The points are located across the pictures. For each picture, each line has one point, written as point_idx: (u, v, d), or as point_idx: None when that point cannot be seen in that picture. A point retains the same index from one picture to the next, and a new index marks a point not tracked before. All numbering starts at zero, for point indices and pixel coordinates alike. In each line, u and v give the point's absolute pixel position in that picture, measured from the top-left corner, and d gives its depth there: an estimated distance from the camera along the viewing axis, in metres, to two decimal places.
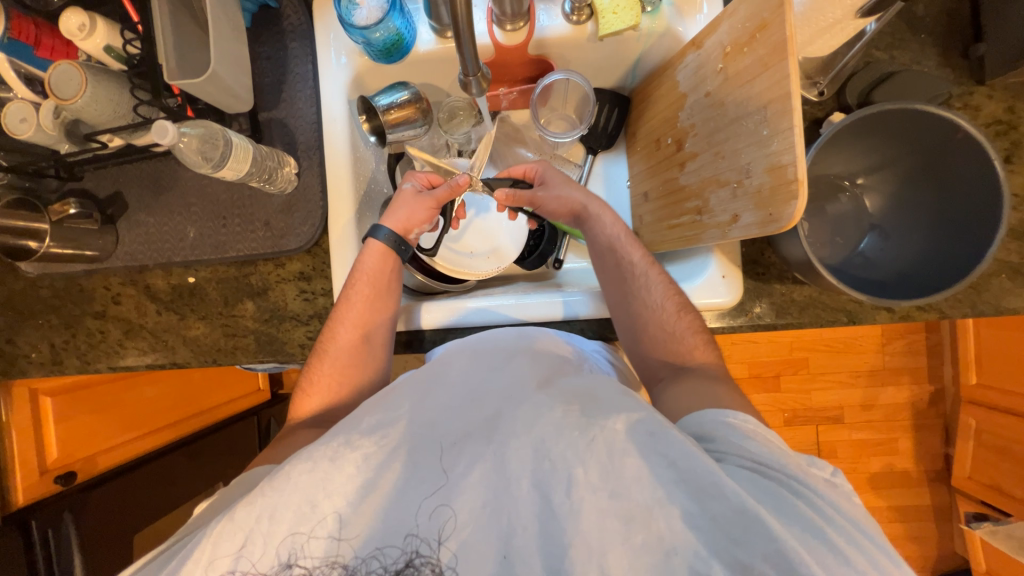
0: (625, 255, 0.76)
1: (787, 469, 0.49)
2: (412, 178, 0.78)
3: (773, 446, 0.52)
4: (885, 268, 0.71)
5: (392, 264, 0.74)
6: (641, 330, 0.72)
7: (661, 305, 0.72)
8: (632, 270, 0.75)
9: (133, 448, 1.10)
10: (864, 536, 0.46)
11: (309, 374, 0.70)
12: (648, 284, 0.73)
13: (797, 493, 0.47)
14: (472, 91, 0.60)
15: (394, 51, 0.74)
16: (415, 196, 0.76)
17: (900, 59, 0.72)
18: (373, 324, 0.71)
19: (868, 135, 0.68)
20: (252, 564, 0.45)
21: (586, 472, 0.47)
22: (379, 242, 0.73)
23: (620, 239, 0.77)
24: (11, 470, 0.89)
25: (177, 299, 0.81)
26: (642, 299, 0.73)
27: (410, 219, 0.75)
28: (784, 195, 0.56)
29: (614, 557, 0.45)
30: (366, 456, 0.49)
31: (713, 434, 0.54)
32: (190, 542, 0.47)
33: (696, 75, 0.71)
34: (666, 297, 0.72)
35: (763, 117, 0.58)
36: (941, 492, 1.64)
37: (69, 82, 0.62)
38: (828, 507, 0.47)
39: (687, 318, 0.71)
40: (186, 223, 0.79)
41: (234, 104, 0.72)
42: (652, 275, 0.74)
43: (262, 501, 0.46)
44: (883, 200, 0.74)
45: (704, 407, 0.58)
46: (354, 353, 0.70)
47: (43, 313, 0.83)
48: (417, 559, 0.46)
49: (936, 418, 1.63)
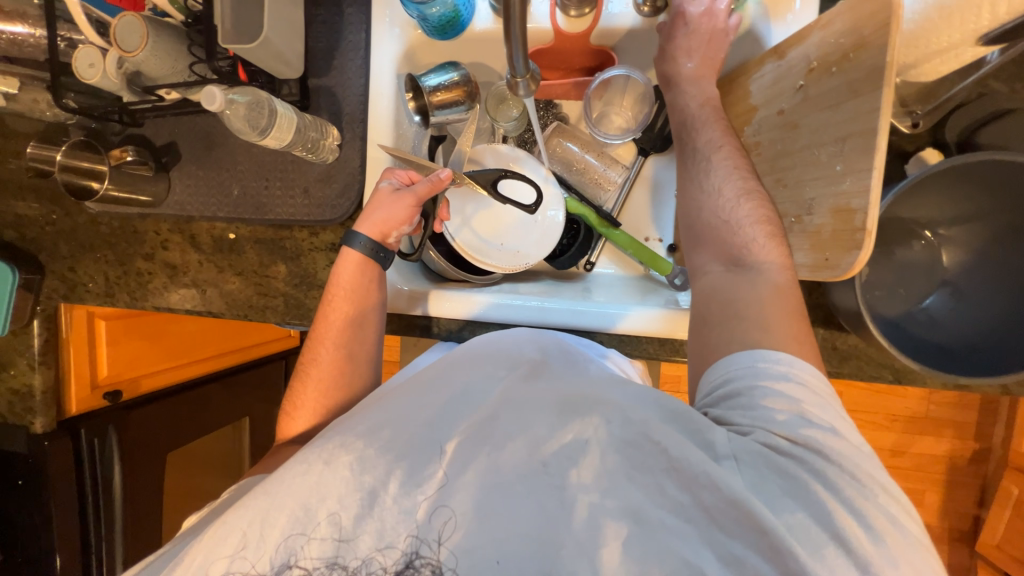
0: (691, 139, 0.65)
1: (806, 443, 0.46)
2: (390, 175, 0.73)
3: (799, 411, 0.48)
4: (950, 331, 0.64)
5: (370, 274, 0.73)
6: (692, 220, 0.63)
7: (721, 190, 0.61)
8: (696, 151, 0.64)
9: (171, 375, 1.19)
10: (880, 513, 0.43)
11: (293, 398, 0.73)
12: (711, 168, 0.62)
13: (811, 472, 0.45)
14: (520, 93, 0.56)
15: (449, 29, 0.72)
16: (392, 196, 0.71)
17: (1021, 93, 0.62)
18: (353, 343, 0.73)
19: (957, 182, 0.60)
20: (249, 564, 0.49)
21: (579, 473, 0.49)
22: (355, 251, 0.72)
23: (698, 117, 0.66)
24: (67, 382, 0.97)
25: (217, 252, 0.85)
26: (699, 183, 0.63)
27: (388, 221, 0.71)
28: (846, 241, 0.51)
29: (608, 552, 0.46)
30: (359, 458, 0.51)
31: (733, 392, 0.51)
32: (189, 545, 0.52)
33: (772, 88, 0.64)
34: (731, 180, 0.61)
35: (839, 150, 0.52)
36: (963, 552, 1.55)
37: (132, 34, 0.62)
38: (841, 483, 0.44)
39: (753, 205, 0.59)
40: (232, 181, 0.81)
41: (284, 69, 0.71)
42: (720, 156, 0.62)
43: (254, 505, 0.50)
44: (963, 254, 0.66)
45: (734, 349, 0.53)
46: (332, 374, 0.71)
47: (101, 248, 0.89)
48: (417, 559, 0.47)
49: (973, 479, 1.51)
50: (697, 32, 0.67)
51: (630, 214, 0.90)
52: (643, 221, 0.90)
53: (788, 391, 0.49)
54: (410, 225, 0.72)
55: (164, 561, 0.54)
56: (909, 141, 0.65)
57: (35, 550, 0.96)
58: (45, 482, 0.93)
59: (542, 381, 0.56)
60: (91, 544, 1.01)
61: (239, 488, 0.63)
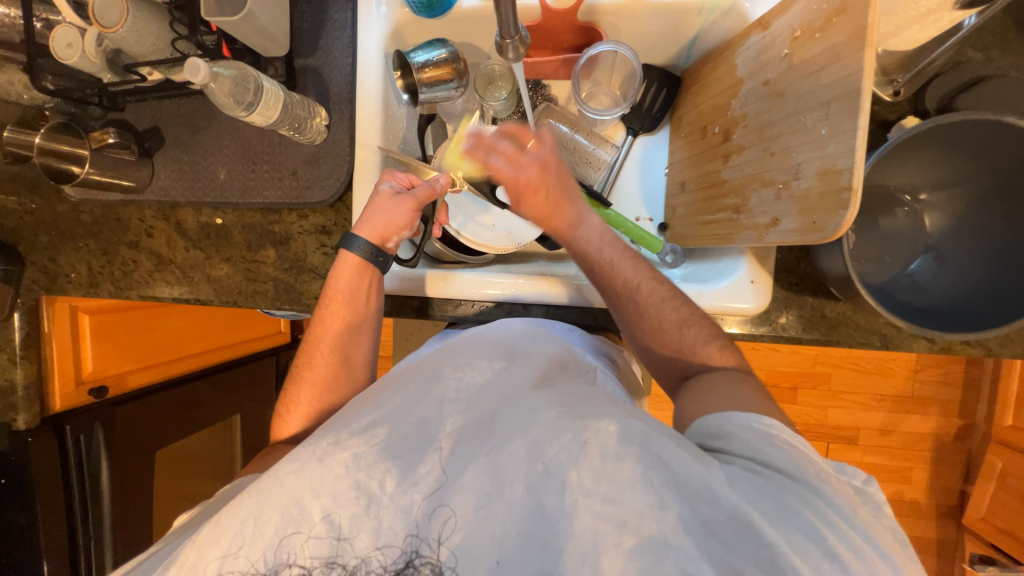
0: (608, 282, 0.69)
1: (794, 475, 0.48)
2: (389, 177, 0.74)
3: (792, 453, 0.50)
4: (934, 294, 0.66)
5: (370, 278, 0.73)
6: (647, 348, 0.69)
7: (660, 325, 0.67)
8: (620, 282, 0.69)
9: (158, 372, 1.16)
10: (861, 535, 0.45)
11: (287, 400, 0.72)
12: (642, 309, 0.67)
13: (798, 495, 0.47)
14: (509, 56, 0.55)
15: (436, 5, 0.71)
16: (393, 198, 0.72)
17: (997, 62, 0.64)
18: (350, 348, 0.73)
19: (934, 150, 0.62)
20: (238, 565, 0.47)
21: (579, 474, 0.48)
22: (354, 255, 0.71)
23: (607, 258, 0.70)
24: (52, 377, 0.94)
25: (205, 238, 0.84)
26: (633, 303, 0.68)
27: (391, 224, 0.71)
28: (832, 203, 0.52)
29: (608, 561, 0.45)
30: (355, 455, 0.50)
31: (720, 432, 0.54)
32: (180, 549, 0.50)
33: (757, 60, 0.65)
34: (667, 304, 0.67)
35: (823, 114, 0.53)
36: (950, 527, 1.59)
37: (110, 8, 0.61)
38: (830, 512, 0.46)
39: (694, 329, 0.66)
40: (217, 164, 0.80)
41: (269, 47, 0.71)
42: (642, 296, 0.67)
43: (247, 503, 0.49)
44: (944, 219, 0.68)
45: (714, 411, 0.56)
46: (329, 377, 0.71)
47: (83, 237, 0.87)
48: (417, 559, 0.47)
49: (959, 455, 1.55)
50: (538, 208, 0.70)
51: (620, 192, 0.93)
52: (635, 199, 0.93)
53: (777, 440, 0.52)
54: (411, 228, 0.73)
55: (152, 564, 0.52)
56: (891, 110, 0.66)
57: (21, 550, 0.93)
58: (29, 480, 0.91)
59: (539, 386, 0.57)
60: (79, 542, 0.98)
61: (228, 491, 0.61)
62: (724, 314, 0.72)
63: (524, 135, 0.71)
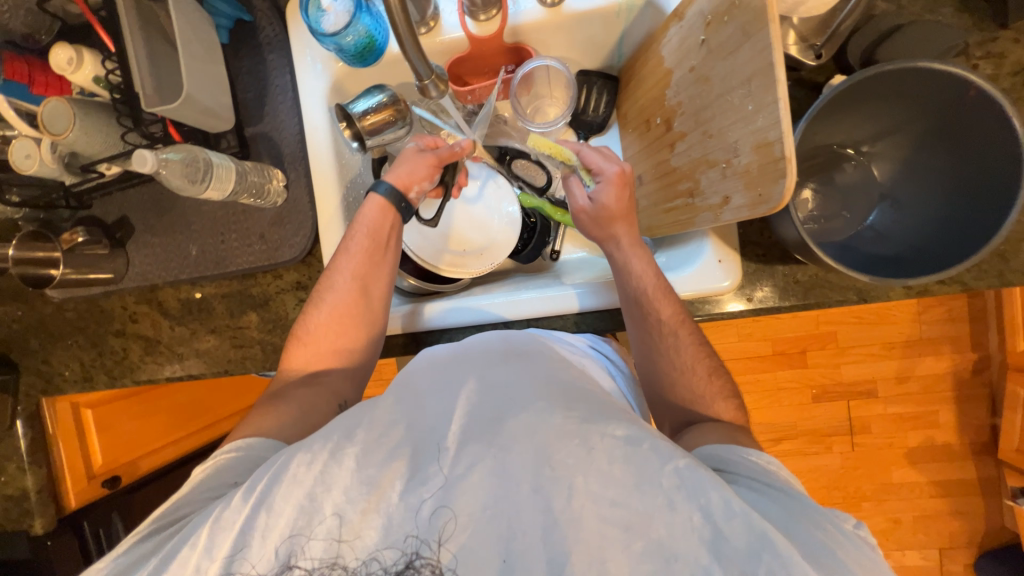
0: (655, 313, 0.69)
1: (793, 494, 0.52)
2: (417, 139, 0.80)
3: (791, 484, 0.54)
4: (897, 241, 0.67)
5: (392, 221, 0.74)
6: (666, 389, 0.70)
7: (690, 368, 0.69)
8: (659, 328, 0.69)
9: (175, 448, 1.20)
10: (859, 549, 0.47)
11: (303, 325, 0.72)
12: (677, 351, 0.69)
13: (803, 514, 0.49)
14: (432, 95, 0.58)
15: (367, 55, 0.74)
16: (416, 153, 0.77)
17: (908, 8, 0.66)
18: (371, 281, 0.73)
19: (865, 104, 0.64)
20: (246, 558, 0.48)
21: (587, 480, 0.48)
22: (379, 196, 0.74)
23: (650, 296, 0.69)
24: (62, 477, 0.94)
25: (187, 314, 0.85)
26: (669, 360, 0.70)
27: (413, 174, 0.75)
28: (772, 173, 0.53)
29: (615, 563, 0.45)
30: (365, 452, 0.51)
31: (724, 460, 0.57)
32: (192, 527, 0.51)
33: (680, 49, 0.67)
34: (696, 360, 0.69)
35: (747, 91, 0.55)
36: (990, 464, 1.55)
37: (58, 117, 0.65)
38: (830, 526, 0.48)
39: (718, 383, 0.69)
40: (188, 241, 0.82)
41: (217, 124, 0.73)
42: (685, 333, 0.69)
43: (260, 492, 0.49)
44: (892, 166, 0.69)
45: (728, 443, 0.59)
46: (349, 309, 0.72)
47: (72, 334, 0.89)
48: (417, 560, 0.47)
49: (981, 388, 1.52)
50: (617, 206, 0.72)
51: None
52: None
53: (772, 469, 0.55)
54: (431, 182, 0.77)
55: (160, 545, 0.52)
56: (819, 72, 0.69)
57: None
58: None
59: (544, 391, 0.56)
60: None
61: (236, 458, 0.58)
62: (702, 297, 0.73)
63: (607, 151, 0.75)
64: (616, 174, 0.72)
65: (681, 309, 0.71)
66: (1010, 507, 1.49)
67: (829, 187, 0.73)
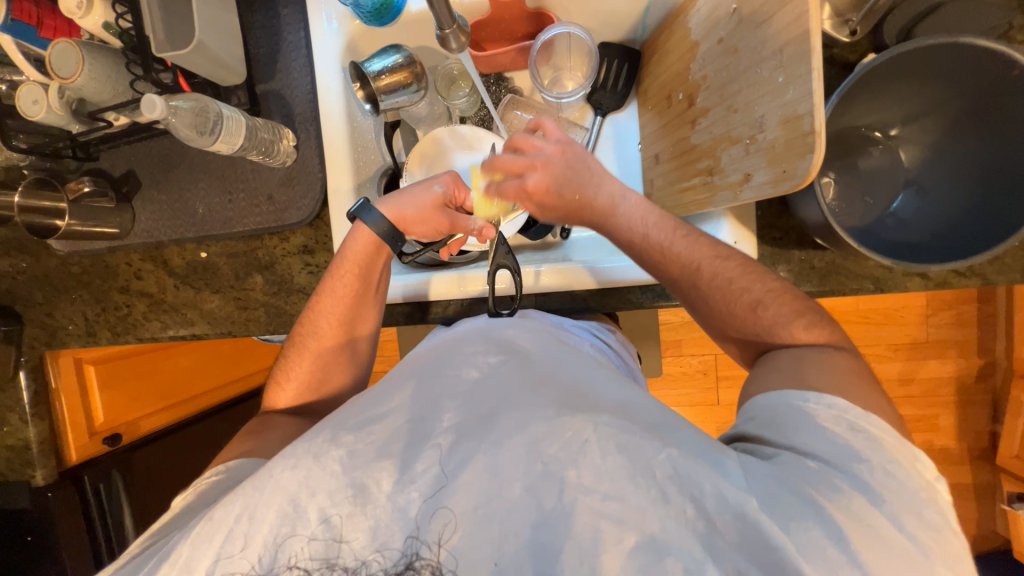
0: (662, 272, 0.66)
1: (843, 467, 0.46)
2: (449, 183, 0.73)
3: (855, 443, 0.47)
4: (921, 229, 0.65)
5: (384, 259, 0.73)
6: None
7: (728, 304, 0.63)
8: (673, 279, 0.65)
9: (170, 415, 1.19)
10: (900, 531, 0.43)
11: (284, 367, 0.72)
12: (701, 293, 0.64)
13: (832, 487, 0.45)
14: (451, 47, 0.56)
15: (384, 12, 0.72)
16: (435, 209, 0.73)
17: None
18: (355, 322, 0.73)
19: (899, 84, 0.62)
20: (231, 565, 0.47)
21: (579, 472, 0.47)
22: (368, 227, 0.71)
23: (660, 237, 0.65)
24: (64, 430, 0.94)
25: (192, 274, 0.85)
26: (701, 302, 0.64)
27: (416, 222, 0.73)
28: (799, 148, 0.51)
29: (608, 558, 0.44)
30: (351, 453, 0.50)
31: (771, 416, 0.52)
32: (169, 549, 0.50)
33: (708, 20, 0.64)
34: (732, 301, 0.63)
35: (778, 62, 0.52)
36: (986, 469, 1.54)
37: (68, 60, 0.63)
38: (871, 509, 0.43)
39: None
40: (195, 199, 0.81)
41: (227, 76, 0.72)
42: (704, 280, 0.63)
43: (240, 501, 0.49)
44: (919, 152, 0.67)
45: (781, 386, 0.54)
46: (333, 348, 0.72)
47: (76, 288, 0.88)
48: (417, 561, 0.46)
49: (984, 394, 1.51)
50: (566, 206, 0.67)
51: None
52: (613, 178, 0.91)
53: (832, 421, 0.49)
54: (429, 238, 0.76)
55: (138, 564, 0.51)
56: (851, 50, 0.66)
57: None
58: (55, 534, 0.92)
59: (538, 384, 0.55)
60: None
61: (221, 480, 0.59)
62: None
63: (518, 142, 0.68)
64: (532, 184, 0.66)
65: (703, 242, 0.65)
66: (1004, 513, 1.49)
67: (851, 173, 0.71)
